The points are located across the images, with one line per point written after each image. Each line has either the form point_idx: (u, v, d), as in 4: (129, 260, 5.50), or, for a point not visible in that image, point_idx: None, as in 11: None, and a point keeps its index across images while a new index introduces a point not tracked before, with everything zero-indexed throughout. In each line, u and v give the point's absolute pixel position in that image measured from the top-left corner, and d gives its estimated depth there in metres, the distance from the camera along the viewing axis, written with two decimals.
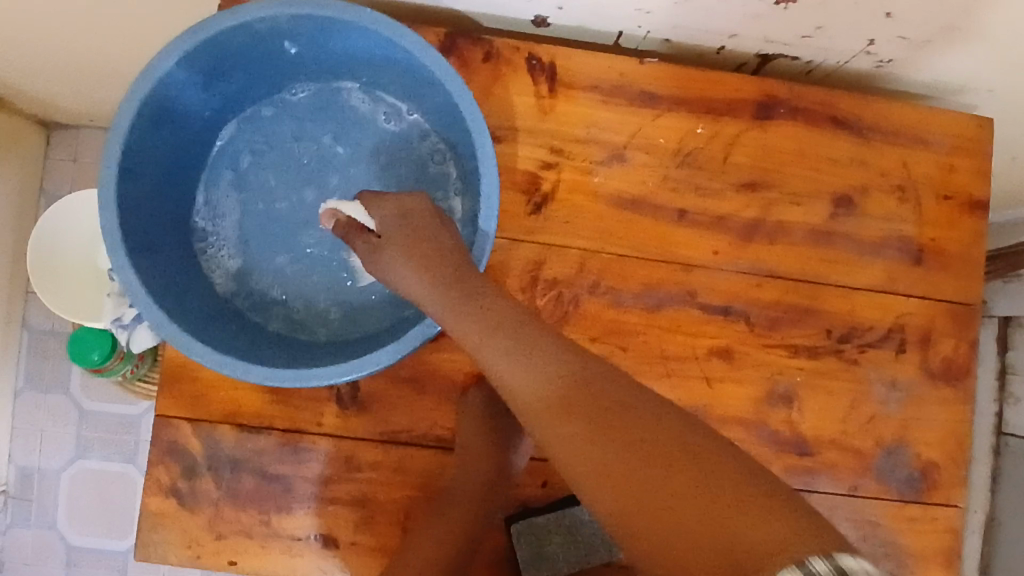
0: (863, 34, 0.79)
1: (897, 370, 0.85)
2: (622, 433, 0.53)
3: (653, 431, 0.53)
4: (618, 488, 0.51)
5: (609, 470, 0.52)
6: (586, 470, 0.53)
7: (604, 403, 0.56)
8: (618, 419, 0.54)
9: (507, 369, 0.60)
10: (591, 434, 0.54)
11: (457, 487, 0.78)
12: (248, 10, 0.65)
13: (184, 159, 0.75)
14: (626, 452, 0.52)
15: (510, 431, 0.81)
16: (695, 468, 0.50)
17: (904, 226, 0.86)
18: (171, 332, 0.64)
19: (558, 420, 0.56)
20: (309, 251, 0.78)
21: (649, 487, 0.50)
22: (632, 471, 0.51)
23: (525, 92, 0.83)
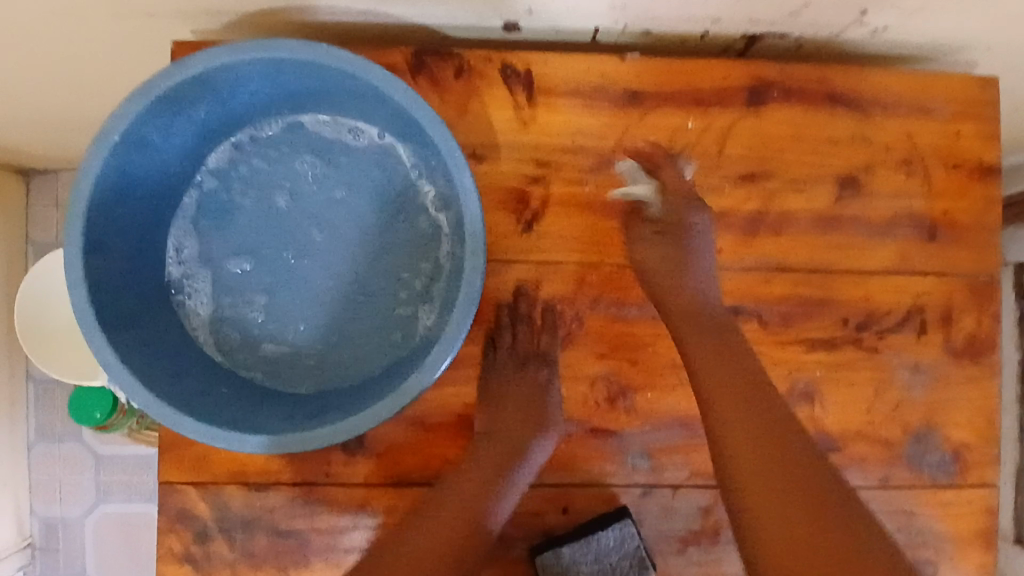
0: (855, 6, 0.74)
1: (919, 352, 0.81)
2: (773, 447, 0.65)
3: (800, 474, 0.63)
4: (767, 506, 0.61)
5: (768, 494, 0.61)
6: (748, 471, 0.63)
7: (764, 430, 0.66)
8: (769, 431, 0.66)
9: (707, 378, 0.69)
10: (769, 466, 0.63)
11: (476, 461, 0.74)
12: (197, 62, 0.61)
13: (153, 218, 0.71)
14: (778, 467, 0.63)
15: (535, 416, 0.76)
16: (829, 519, 0.59)
17: (914, 201, 0.82)
18: (161, 409, 0.61)
19: (747, 445, 0.65)
20: (295, 298, 0.75)
21: (794, 524, 0.59)
22: (777, 491, 0.61)
23: (502, 105, 0.78)
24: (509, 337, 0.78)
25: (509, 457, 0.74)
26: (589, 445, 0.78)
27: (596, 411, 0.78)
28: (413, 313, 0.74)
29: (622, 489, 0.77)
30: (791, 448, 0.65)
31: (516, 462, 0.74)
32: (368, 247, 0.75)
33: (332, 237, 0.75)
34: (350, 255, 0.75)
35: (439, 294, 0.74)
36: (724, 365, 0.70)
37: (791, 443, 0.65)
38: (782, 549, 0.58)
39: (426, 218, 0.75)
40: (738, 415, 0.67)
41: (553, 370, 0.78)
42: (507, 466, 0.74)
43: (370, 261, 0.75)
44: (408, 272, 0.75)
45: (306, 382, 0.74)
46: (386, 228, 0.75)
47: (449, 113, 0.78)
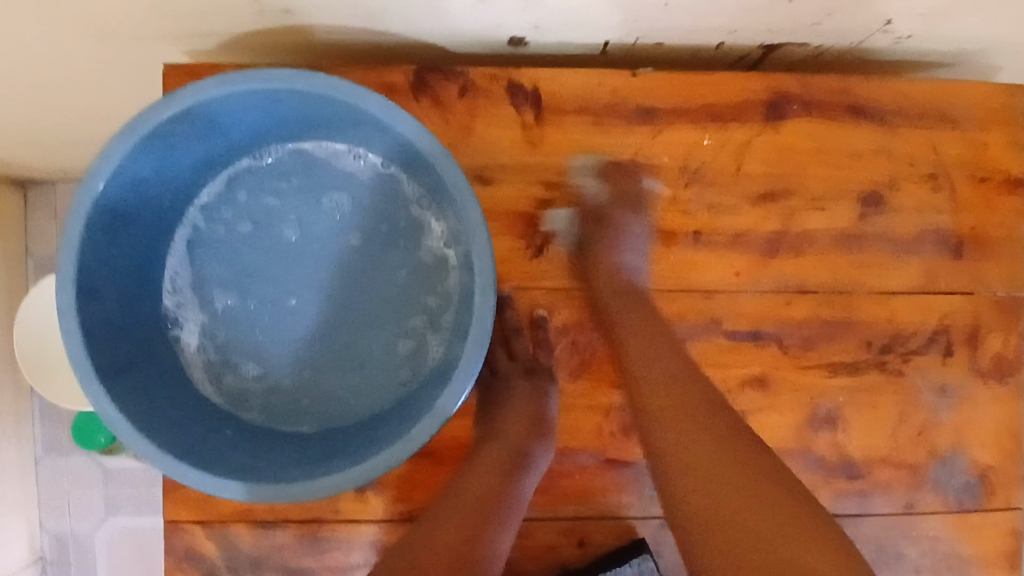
0: (879, 14, 0.70)
1: (945, 374, 0.78)
2: (714, 420, 0.59)
3: (724, 440, 0.56)
4: (689, 460, 0.55)
5: (683, 438, 0.58)
6: (669, 439, 0.58)
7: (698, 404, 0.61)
8: (710, 399, 0.61)
9: (641, 359, 0.67)
10: (697, 416, 0.59)
11: (461, 489, 0.62)
12: (188, 95, 0.58)
13: (148, 253, 0.69)
14: (694, 425, 0.59)
15: (539, 426, 0.70)
16: (761, 484, 0.52)
17: (940, 217, 0.78)
18: (162, 461, 0.59)
19: (674, 407, 0.61)
20: (297, 334, 0.73)
21: (713, 468, 0.54)
22: (699, 451, 0.56)
23: (509, 125, 0.75)
24: (504, 355, 0.76)
25: (511, 464, 0.65)
26: (605, 477, 0.75)
27: (611, 442, 0.75)
28: (418, 349, 0.72)
29: (641, 521, 0.75)
30: (717, 419, 0.58)
31: (520, 472, 0.65)
32: (370, 280, 0.73)
33: (334, 270, 0.73)
34: (353, 289, 0.73)
35: (445, 329, 0.71)
36: (651, 349, 0.67)
37: (715, 417, 0.59)
38: (699, 496, 0.53)
39: (430, 250, 0.72)
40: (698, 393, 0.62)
41: (553, 386, 0.74)
42: (505, 499, 0.62)
43: (373, 296, 0.73)
44: (413, 306, 0.72)
45: (309, 419, 0.71)
46: (389, 260, 0.73)
47: (453, 134, 0.75)
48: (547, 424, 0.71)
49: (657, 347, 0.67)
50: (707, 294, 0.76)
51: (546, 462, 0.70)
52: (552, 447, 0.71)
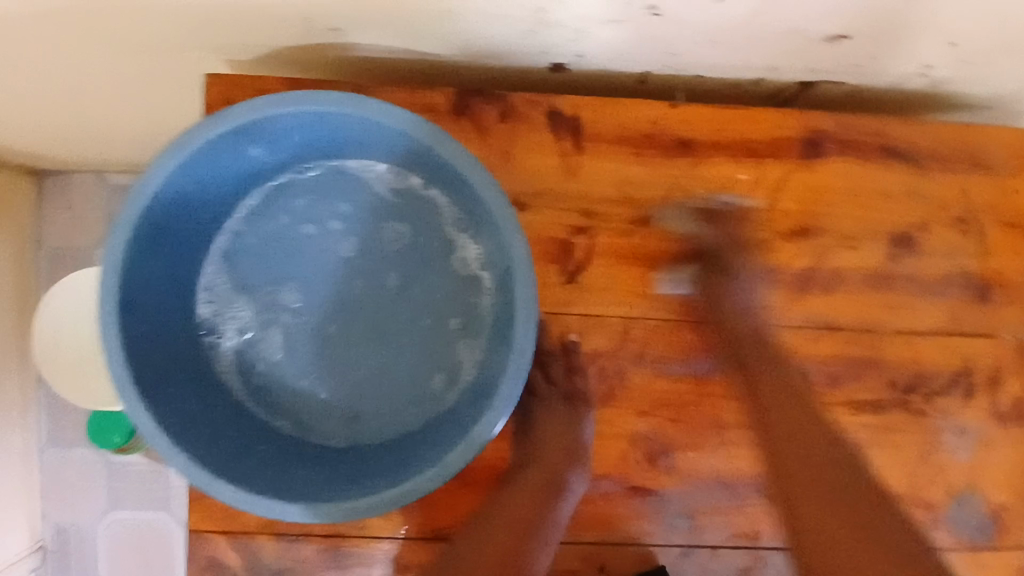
0: (920, 60, 0.72)
1: (965, 416, 0.79)
2: (838, 471, 0.64)
3: (846, 475, 0.64)
4: (828, 543, 0.59)
5: (812, 479, 0.64)
6: (806, 493, 0.64)
7: (834, 468, 0.65)
8: (807, 424, 0.69)
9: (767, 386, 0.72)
10: (820, 471, 0.65)
11: (501, 514, 0.67)
12: (240, 113, 0.58)
13: (184, 263, 0.68)
14: (806, 465, 0.66)
15: (572, 455, 0.72)
16: (858, 505, 0.61)
17: (967, 260, 0.79)
18: (199, 476, 0.58)
19: (787, 431, 0.69)
20: (328, 348, 0.73)
21: (845, 534, 0.59)
22: (838, 517, 0.60)
23: (548, 152, 0.75)
24: (541, 377, 0.76)
25: (545, 491, 0.68)
26: (628, 504, 0.75)
27: (635, 469, 0.76)
28: (449, 370, 0.72)
29: (661, 549, 0.76)
30: (818, 449, 0.67)
31: (555, 499, 0.69)
32: (405, 298, 0.73)
33: (369, 287, 0.73)
34: (387, 307, 0.73)
35: (477, 350, 0.72)
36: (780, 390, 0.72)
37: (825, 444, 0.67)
38: (835, 561, 0.58)
39: (466, 272, 0.73)
40: (788, 401, 0.71)
41: (589, 412, 0.75)
42: (540, 523, 0.67)
43: (406, 315, 0.73)
44: (446, 326, 0.73)
45: (337, 435, 0.71)
46: (424, 279, 0.73)
47: (493, 158, 0.75)
48: (579, 453, 0.72)
49: (773, 395, 0.72)
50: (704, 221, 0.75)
51: (576, 491, 0.71)
52: (583, 476, 0.72)
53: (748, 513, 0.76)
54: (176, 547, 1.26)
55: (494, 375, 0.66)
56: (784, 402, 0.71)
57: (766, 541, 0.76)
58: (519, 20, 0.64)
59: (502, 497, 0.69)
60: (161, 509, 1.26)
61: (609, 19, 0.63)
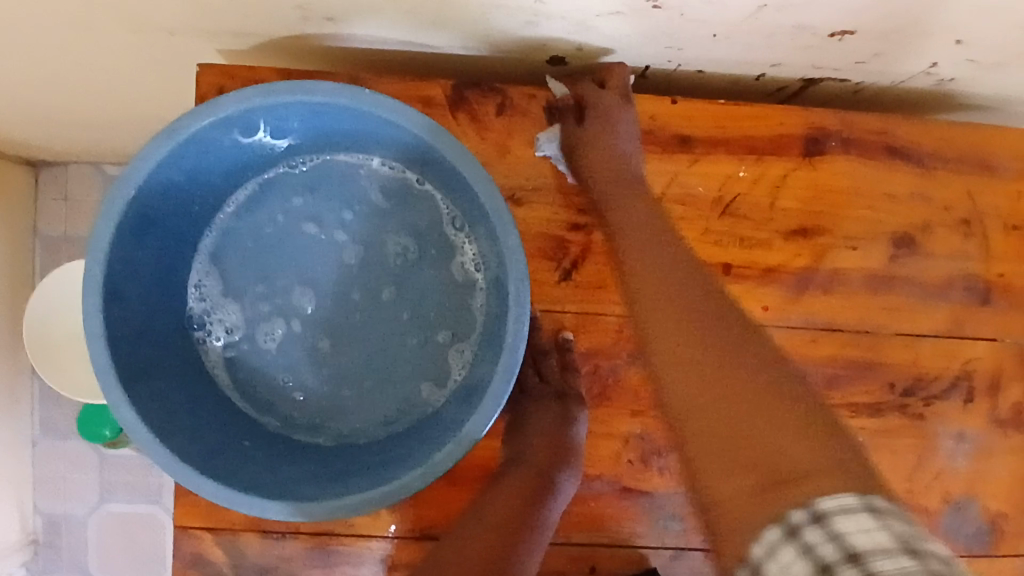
0: (926, 57, 0.70)
1: (965, 421, 0.78)
2: (728, 353, 0.59)
3: (729, 367, 0.58)
4: (713, 431, 0.55)
5: (698, 384, 0.59)
6: (692, 403, 0.59)
7: (725, 349, 0.60)
8: (680, 308, 0.64)
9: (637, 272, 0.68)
10: (709, 357, 0.59)
11: (485, 516, 0.65)
12: (229, 102, 0.57)
13: (174, 255, 0.67)
14: (710, 351, 0.60)
15: (565, 454, 0.71)
16: (766, 414, 0.54)
17: (970, 263, 0.78)
18: (183, 473, 0.57)
19: (670, 336, 0.62)
20: (319, 345, 0.72)
21: (728, 428, 0.55)
22: (721, 403, 0.56)
23: (545, 146, 0.74)
24: (534, 375, 0.76)
25: (535, 491, 0.67)
26: (620, 505, 0.74)
27: (628, 470, 0.75)
28: (441, 369, 0.71)
29: (652, 552, 0.74)
30: (714, 336, 0.60)
31: (544, 500, 0.67)
32: (397, 295, 0.72)
33: (360, 284, 0.72)
34: (379, 304, 0.72)
35: (469, 349, 0.71)
36: (656, 272, 0.67)
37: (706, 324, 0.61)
38: (714, 458, 0.54)
39: (459, 270, 0.71)
40: (705, 319, 0.63)
41: (583, 410, 0.73)
42: (527, 524, 0.65)
43: (398, 312, 0.72)
44: (438, 324, 0.72)
45: (326, 432, 0.71)
46: (417, 275, 0.72)
47: (489, 152, 0.74)
48: (571, 452, 0.71)
49: (653, 288, 0.67)
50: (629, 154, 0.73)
51: (569, 489, 0.70)
52: (575, 473, 0.70)
53: None
54: (167, 540, 1.26)
55: (485, 373, 0.65)
56: (665, 300, 0.65)
57: None
58: (517, 10, 0.62)
59: (490, 500, 0.67)
60: (152, 502, 1.25)
61: (609, 11, 0.62)
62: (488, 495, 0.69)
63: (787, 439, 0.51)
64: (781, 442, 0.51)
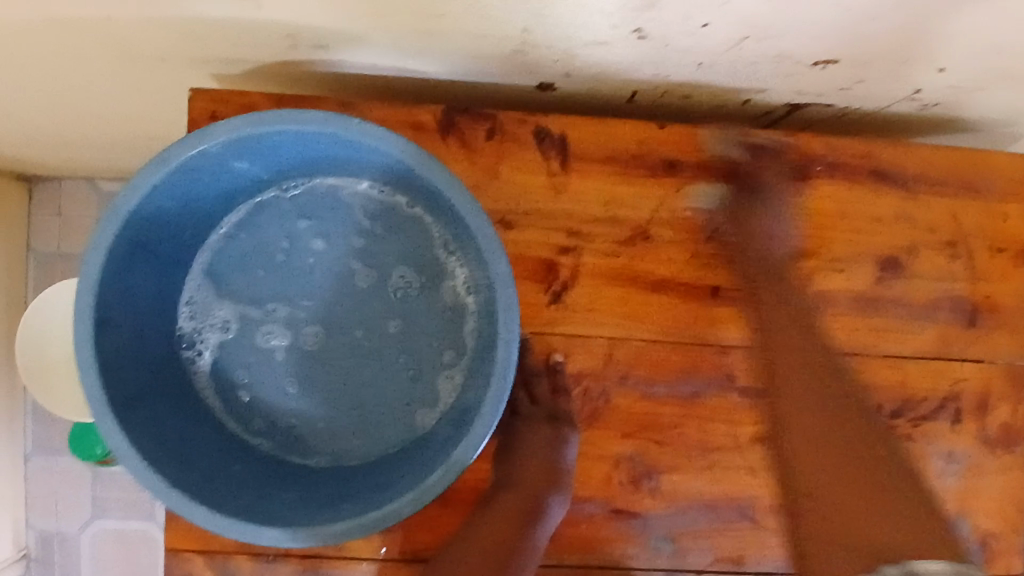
0: (909, 84, 0.71)
1: (953, 441, 0.79)
2: (858, 472, 0.66)
3: (870, 475, 0.66)
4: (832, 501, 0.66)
5: (839, 482, 0.67)
6: (819, 509, 0.67)
7: (850, 475, 0.67)
8: (850, 447, 0.68)
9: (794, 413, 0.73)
10: (854, 467, 0.66)
11: (472, 548, 0.65)
12: (221, 131, 0.58)
13: (166, 279, 0.68)
14: (831, 469, 0.68)
15: (555, 478, 0.71)
16: (885, 499, 0.63)
17: (956, 285, 0.79)
18: (174, 499, 0.58)
19: (807, 443, 0.71)
20: (309, 367, 0.72)
21: (857, 501, 0.64)
22: (846, 512, 0.64)
23: (535, 170, 0.75)
24: (525, 397, 0.76)
25: (522, 517, 0.67)
26: (611, 526, 0.75)
27: (619, 491, 0.75)
28: (431, 391, 0.71)
29: (644, 573, 0.75)
30: (841, 460, 0.67)
31: (533, 525, 0.67)
32: (388, 318, 0.73)
33: (351, 306, 0.73)
34: (369, 326, 0.73)
35: (458, 372, 0.71)
36: (801, 397, 0.72)
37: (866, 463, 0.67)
38: (841, 521, 0.64)
39: (449, 294, 0.72)
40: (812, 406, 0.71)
41: (574, 432, 0.73)
42: (515, 552, 0.65)
43: (388, 335, 0.73)
44: (428, 346, 0.72)
45: (317, 454, 0.71)
46: (408, 297, 0.73)
47: (480, 176, 0.74)
48: (560, 476, 0.71)
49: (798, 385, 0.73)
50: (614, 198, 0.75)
51: (557, 513, 0.70)
52: (564, 497, 0.71)
53: (734, 538, 0.75)
54: (160, 558, 1.25)
55: (475, 397, 0.65)
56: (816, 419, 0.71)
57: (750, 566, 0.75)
58: (506, 40, 0.63)
59: (477, 524, 0.68)
60: (145, 519, 1.24)
61: (596, 41, 0.63)
62: (476, 520, 0.69)
63: (878, 520, 0.61)
64: (881, 528, 0.61)
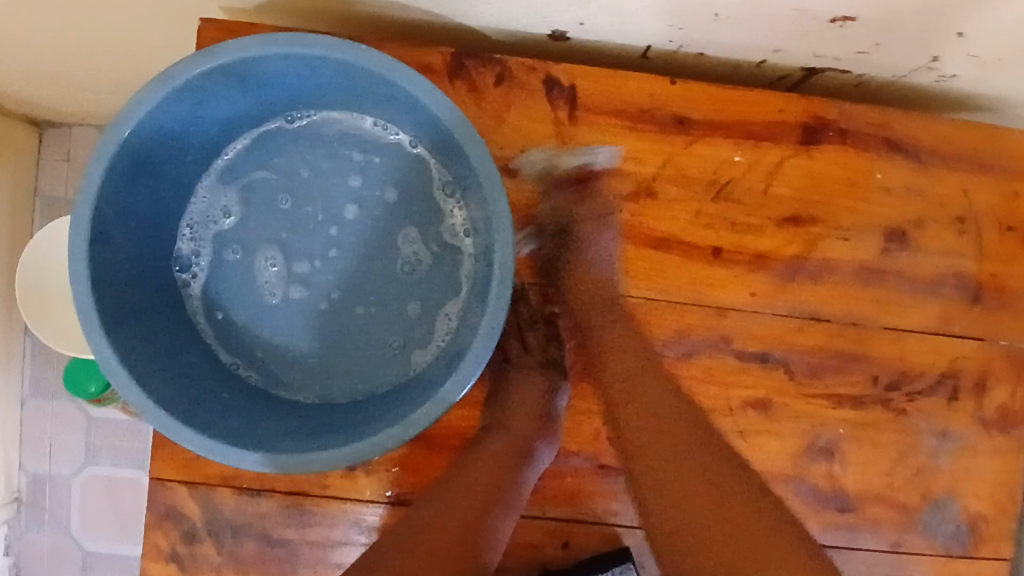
0: (928, 51, 0.70)
1: (949, 419, 0.78)
2: (721, 469, 0.57)
3: (692, 455, 0.59)
4: (668, 477, 0.58)
5: (681, 466, 0.58)
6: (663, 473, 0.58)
7: (676, 427, 0.62)
8: (676, 422, 0.63)
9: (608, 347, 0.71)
10: (691, 434, 0.61)
11: (465, 479, 0.63)
12: (227, 50, 0.58)
13: (166, 203, 0.68)
14: (684, 448, 0.60)
15: (544, 425, 0.71)
16: (740, 511, 0.53)
17: (963, 262, 0.77)
18: (160, 416, 0.59)
19: (641, 417, 0.64)
20: (305, 302, 0.72)
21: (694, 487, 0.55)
22: (682, 486, 0.56)
23: (542, 119, 0.74)
24: (518, 346, 0.77)
25: (518, 454, 0.67)
26: (596, 482, 0.75)
27: (607, 448, 0.75)
28: (426, 334, 0.71)
29: (626, 530, 0.75)
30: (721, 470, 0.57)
31: (526, 463, 0.67)
32: (388, 259, 0.72)
33: (352, 245, 0.72)
34: (368, 266, 0.72)
35: (454, 317, 0.70)
36: (623, 360, 0.69)
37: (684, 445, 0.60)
38: (677, 492, 0.56)
39: (450, 238, 0.71)
40: (655, 387, 0.66)
41: (566, 383, 0.75)
42: (507, 489, 0.64)
43: (387, 277, 0.72)
44: (425, 290, 0.72)
45: (307, 391, 0.71)
46: (407, 240, 0.72)
47: (486, 122, 0.74)
48: (547, 425, 0.71)
49: (653, 384, 0.66)
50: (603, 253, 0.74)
51: (544, 461, 0.70)
52: (553, 446, 0.71)
53: None
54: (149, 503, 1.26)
55: (468, 339, 0.65)
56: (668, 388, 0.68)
57: None
58: None
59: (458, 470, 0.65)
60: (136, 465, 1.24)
61: None
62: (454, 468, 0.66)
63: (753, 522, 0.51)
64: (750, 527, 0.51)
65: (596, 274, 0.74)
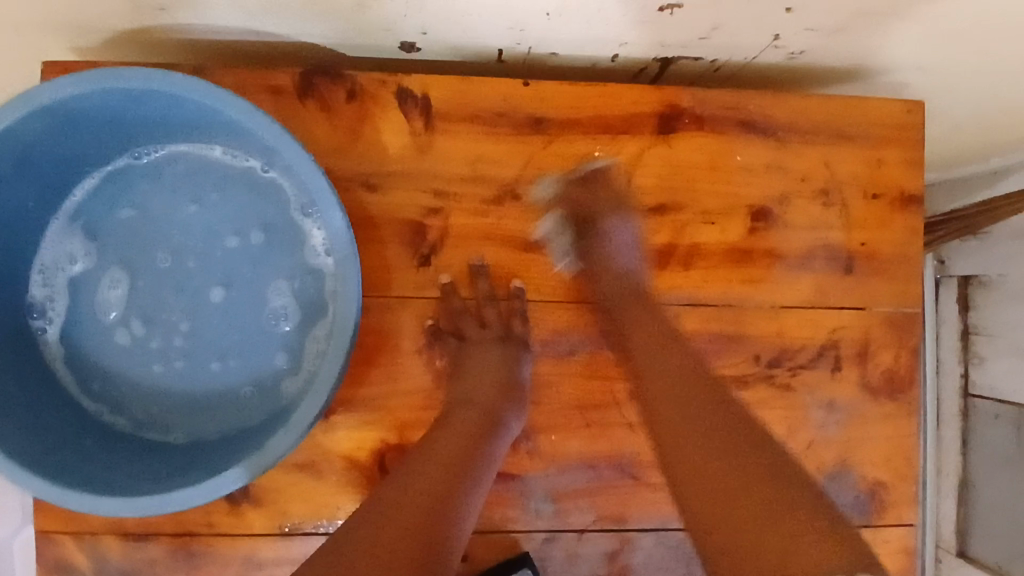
0: (766, 31, 0.70)
1: (835, 390, 0.79)
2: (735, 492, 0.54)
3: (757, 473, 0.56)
4: (710, 489, 0.56)
5: (718, 494, 0.55)
6: (697, 499, 0.56)
7: (711, 430, 0.60)
8: (711, 446, 0.59)
9: (644, 373, 0.69)
10: (718, 454, 0.58)
11: (430, 455, 0.61)
12: (42, 93, 0.57)
13: (12, 250, 0.66)
14: (753, 488, 0.54)
15: (511, 392, 0.71)
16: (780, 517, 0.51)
17: (831, 233, 0.78)
18: (8, 471, 0.58)
19: (672, 415, 0.64)
20: (168, 342, 0.70)
21: (742, 528, 0.51)
22: (744, 519, 0.52)
23: (398, 131, 0.74)
24: (474, 322, 0.75)
25: (484, 424, 0.66)
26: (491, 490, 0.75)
27: None
28: (295, 359, 0.70)
29: (524, 534, 0.75)
30: (754, 477, 0.55)
31: (492, 433, 0.66)
32: (252, 288, 0.71)
33: (211, 274, 0.70)
34: (229, 295, 0.70)
35: (321, 340, 0.70)
36: (663, 383, 0.67)
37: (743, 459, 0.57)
38: (727, 531, 0.52)
39: (310, 259, 0.70)
40: (667, 374, 0.67)
41: (527, 351, 0.74)
42: (476, 460, 0.62)
43: (252, 306, 0.71)
44: (290, 315, 0.71)
45: (178, 430, 0.70)
46: (267, 266, 0.71)
47: (341, 140, 0.73)
48: (517, 395, 0.71)
49: (661, 364, 0.68)
50: (632, 267, 0.75)
51: (515, 430, 0.70)
52: (520, 420, 0.70)
53: (614, 495, 0.76)
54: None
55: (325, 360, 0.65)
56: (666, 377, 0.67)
57: (633, 524, 0.76)
58: None
59: (441, 444, 0.63)
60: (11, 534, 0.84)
61: None
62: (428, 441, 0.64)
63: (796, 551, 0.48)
64: (785, 534, 0.50)
65: (617, 270, 0.75)
